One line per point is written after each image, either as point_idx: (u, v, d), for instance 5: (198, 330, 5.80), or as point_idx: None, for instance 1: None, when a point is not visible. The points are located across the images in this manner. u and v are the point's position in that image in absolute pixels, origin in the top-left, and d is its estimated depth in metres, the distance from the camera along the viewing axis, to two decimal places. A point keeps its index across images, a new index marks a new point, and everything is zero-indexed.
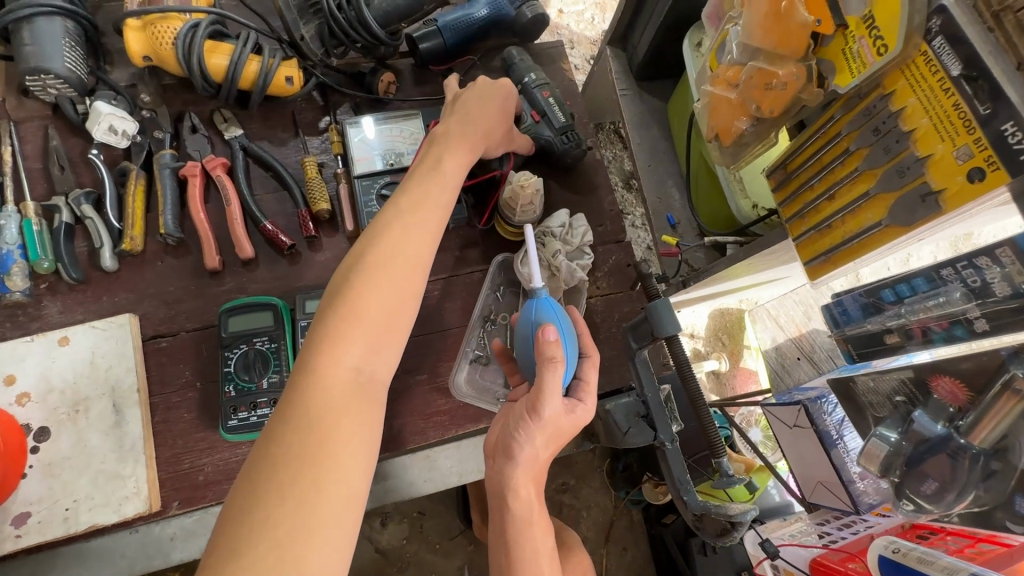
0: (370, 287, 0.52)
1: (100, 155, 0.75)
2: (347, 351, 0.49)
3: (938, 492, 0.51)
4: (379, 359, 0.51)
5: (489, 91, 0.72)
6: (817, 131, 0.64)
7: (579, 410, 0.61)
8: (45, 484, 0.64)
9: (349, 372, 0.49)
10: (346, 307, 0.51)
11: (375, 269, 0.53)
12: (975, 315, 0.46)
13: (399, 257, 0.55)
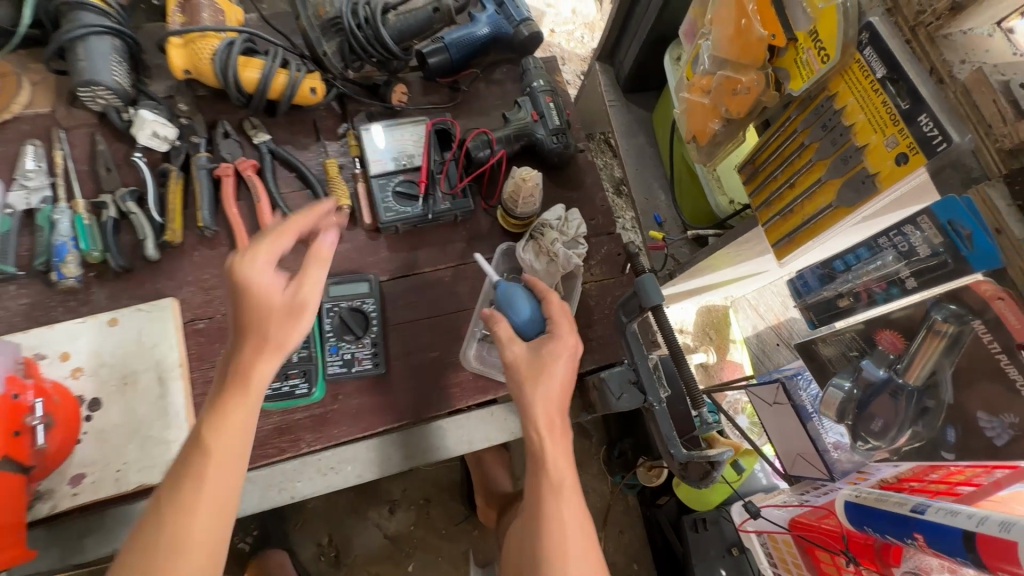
0: (198, 472, 0.51)
1: (143, 157, 0.84)
2: (189, 524, 0.49)
3: (884, 429, 0.61)
4: (225, 509, 0.52)
5: (245, 270, 0.56)
6: (778, 130, 0.74)
7: (543, 344, 0.69)
8: (98, 449, 0.71)
9: (190, 552, 0.49)
10: (179, 489, 0.50)
11: (206, 450, 0.52)
12: (904, 274, 0.56)
13: (232, 412, 0.54)
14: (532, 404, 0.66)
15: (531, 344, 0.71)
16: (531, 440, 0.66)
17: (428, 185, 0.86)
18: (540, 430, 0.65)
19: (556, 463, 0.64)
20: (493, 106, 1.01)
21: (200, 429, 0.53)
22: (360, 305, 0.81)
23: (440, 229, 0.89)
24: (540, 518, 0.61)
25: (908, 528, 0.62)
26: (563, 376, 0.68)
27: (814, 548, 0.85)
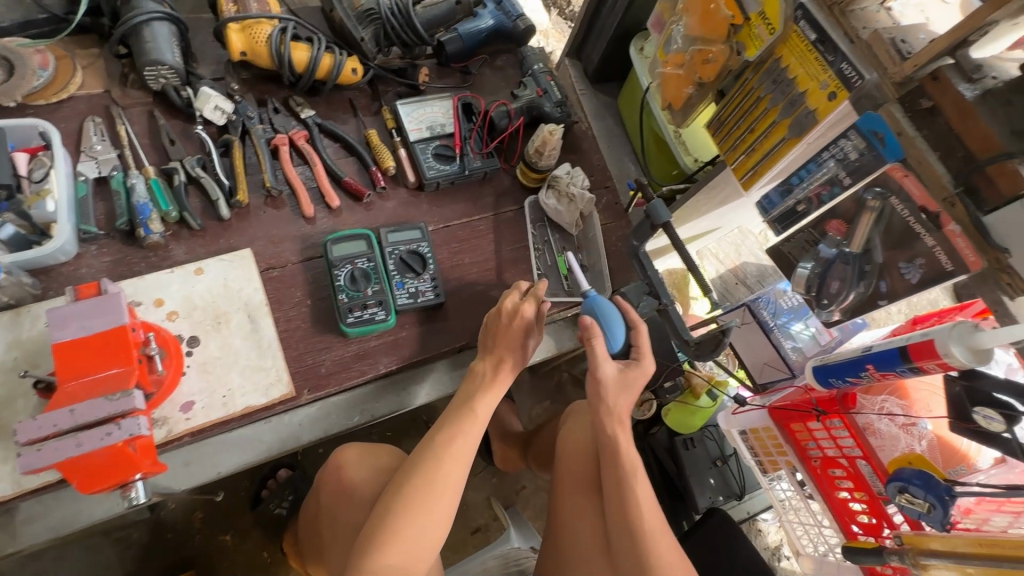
0: (455, 434, 0.79)
1: (205, 130, 0.93)
2: (438, 480, 0.76)
3: (837, 290, 0.85)
4: (455, 489, 0.77)
5: (519, 318, 0.86)
6: (736, 90, 0.97)
7: (629, 371, 0.89)
8: (202, 379, 0.79)
9: (445, 479, 0.76)
10: (446, 439, 0.79)
11: (456, 431, 0.80)
12: (843, 175, 0.80)
13: (491, 395, 0.84)
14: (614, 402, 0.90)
15: (620, 364, 0.90)
16: (609, 433, 0.90)
17: (462, 147, 1.03)
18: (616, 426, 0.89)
19: (629, 455, 0.89)
20: (499, 87, 1.18)
21: (458, 413, 0.81)
22: (416, 248, 0.95)
23: (472, 186, 1.05)
24: (623, 483, 0.88)
25: (863, 364, 0.84)
26: (634, 392, 0.91)
27: (792, 422, 1.08)
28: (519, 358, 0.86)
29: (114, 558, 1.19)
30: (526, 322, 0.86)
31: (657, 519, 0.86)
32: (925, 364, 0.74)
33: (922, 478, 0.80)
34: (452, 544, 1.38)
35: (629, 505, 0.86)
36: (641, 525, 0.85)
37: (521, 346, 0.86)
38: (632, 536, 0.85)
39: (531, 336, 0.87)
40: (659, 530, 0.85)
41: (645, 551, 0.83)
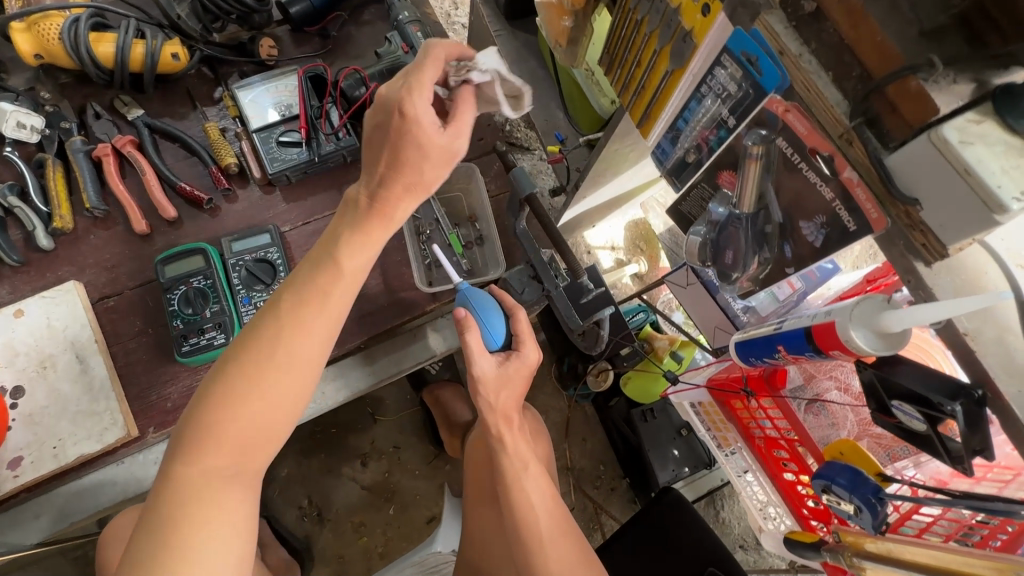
0: (285, 324, 0.54)
1: (15, 151, 0.83)
2: (276, 366, 0.54)
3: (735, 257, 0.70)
4: (303, 370, 0.55)
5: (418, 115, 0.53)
6: (618, 13, 0.78)
7: (509, 363, 0.75)
8: (31, 431, 0.74)
9: (267, 377, 0.53)
10: (303, 293, 0.55)
11: (288, 318, 0.54)
12: (726, 116, 0.62)
13: (368, 242, 0.58)
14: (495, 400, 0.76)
15: (500, 358, 0.76)
16: (494, 432, 0.78)
17: (310, 130, 0.89)
18: (499, 426, 0.77)
19: (518, 453, 0.78)
20: (367, 46, 1.01)
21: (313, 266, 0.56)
22: (265, 255, 0.84)
23: (333, 172, 0.92)
24: (511, 488, 0.76)
25: (773, 343, 0.70)
26: (517, 387, 0.78)
27: (730, 399, 0.95)
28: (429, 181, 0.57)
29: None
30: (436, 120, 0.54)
31: (554, 521, 0.76)
32: (830, 352, 0.59)
33: (849, 476, 0.67)
34: (407, 536, 1.36)
35: (521, 511, 0.75)
36: (535, 533, 0.74)
37: (431, 163, 0.56)
38: (524, 545, 0.74)
39: (447, 154, 0.56)
40: (552, 535, 0.74)
41: (542, 557, 0.72)
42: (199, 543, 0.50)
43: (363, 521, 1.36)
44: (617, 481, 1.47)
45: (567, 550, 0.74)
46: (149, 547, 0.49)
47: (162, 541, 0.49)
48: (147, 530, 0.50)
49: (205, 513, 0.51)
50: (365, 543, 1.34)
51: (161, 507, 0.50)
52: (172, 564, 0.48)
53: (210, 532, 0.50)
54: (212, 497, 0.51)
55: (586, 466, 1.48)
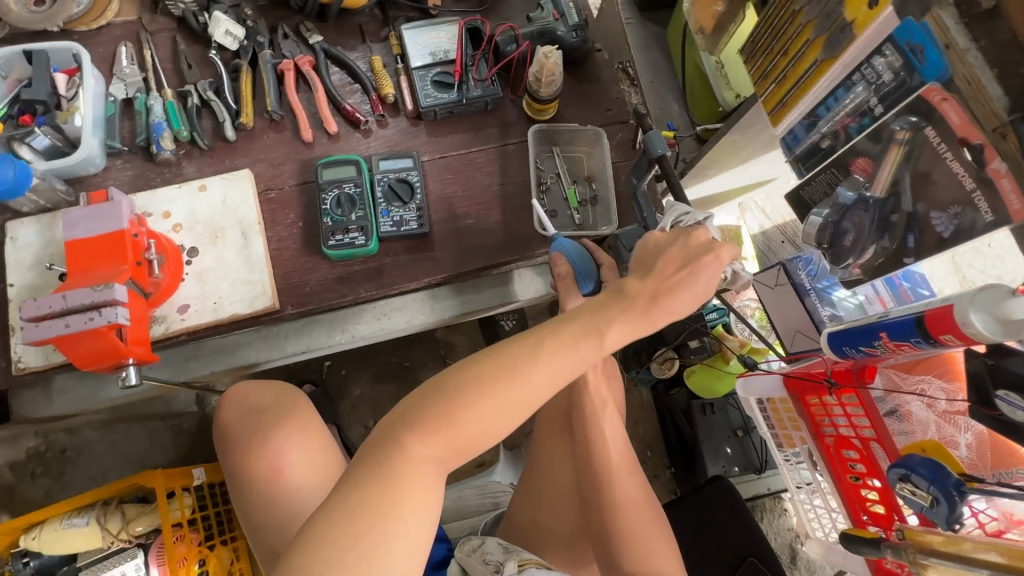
0: (540, 357, 0.63)
1: (218, 54, 0.97)
2: (516, 395, 0.61)
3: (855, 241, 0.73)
4: (532, 403, 0.63)
5: (713, 260, 0.69)
6: (773, 4, 0.82)
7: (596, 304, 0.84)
8: (198, 286, 0.87)
9: (511, 397, 0.61)
10: (561, 339, 0.64)
11: (546, 352, 0.63)
12: (873, 102, 0.68)
13: (628, 333, 0.67)
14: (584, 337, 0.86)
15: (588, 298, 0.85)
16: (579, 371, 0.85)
17: (462, 74, 0.98)
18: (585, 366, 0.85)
19: (597, 393, 0.85)
20: (519, 10, 1.10)
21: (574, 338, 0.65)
22: (406, 177, 0.95)
23: (473, 116, 1.01)
24: (588, 421, 0.84)
25: (874, 331, 0.72)
26: None
27: (806, 394, 0.98)
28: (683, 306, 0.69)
29: (169, 441, 1.39)
30: (712, 271, 0.69)
31: (623, 457, 0.82)
32: (941, 337, 0.62)
33: (930, 468, 0.70)
34: (457, 474, 1.44)
35: (594, 441, 0.82)
36: (604, 461, 0.81)
37: (706, 286, 0.69)
38: (593, 470, 0.81)
39: (708, 289, 0.70)
40: (623, 469, 0.81)
41: (608, 484, 0.79)
42: (406, 509, 0.56)
43: None
44: (662, 469, 1.51)
45: (631, 483, 0.80)
46: (365, 489, 0.55)
47: (380, 489, 0.56)
48: (362, 482, 0.56)
49: (408, 487, 0.56)
50: None
51: (377, 470, 0.57)
52: (379, 513, 0.54)
53: (413, 501, 0.56)
54: (412, 475, 0.57)
55: (634, 449, 1.52)
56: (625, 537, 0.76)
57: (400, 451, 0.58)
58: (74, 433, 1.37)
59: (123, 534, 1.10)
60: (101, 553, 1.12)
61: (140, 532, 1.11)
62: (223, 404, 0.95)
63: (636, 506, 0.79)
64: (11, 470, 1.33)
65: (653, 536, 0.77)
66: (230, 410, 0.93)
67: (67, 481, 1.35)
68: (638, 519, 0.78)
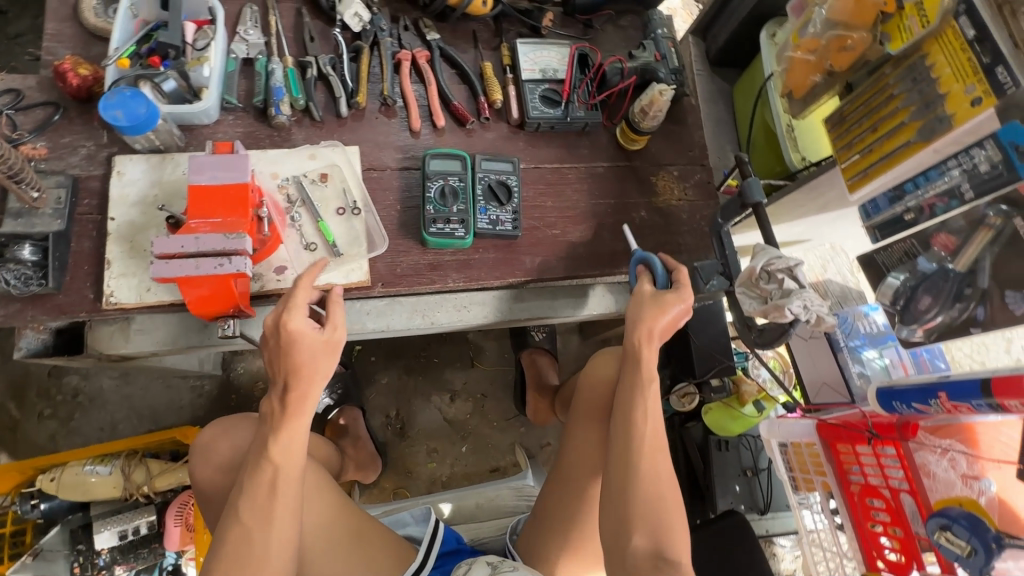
0: (256, 499, 0.69)
1: (342, 33, 1.01)
2: (259, 549, 0.67)
3: (929, 306, 0.88)
4: (281, 551, 0.68)
5: (290, 339, 0.71)
6: (869, 85, 0.91)
7: (664, 294, 0.87)
8: (296, 251, 0.87)
9: (270, 560, 0.67)
10: (260, 486, 0.69)
11: (257, 502, 0.69)
12: (965, 188, 0.78)
13: (301, 421, 0.72)
14: (637, 325, 0.87)
15: (655, 292, 0.89)
16: (634, 345, 0.87)
17: (569, 94, 1.04)
18: (641, 343, 0.85)
19: (646, 367, 0.86)
20: (619, 46, 1.18)
21: (257, 465, 0.70)
22: (505, 181, 0.98)
23: (571, 134, 1.06)
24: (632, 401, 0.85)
25: (933, 390, 0.81)
26: (672, 316, 0.86)
27: (837, 442, 1.05)
28: (313, 370, 0.73)
29: (187, 401, 1.36)
30: (304, 330, 0.72)
31: (659, 438, 0.84)
32: (1007, 402, 0.72)
33: (969, 521, 0.83)
34: (470, 476, 1.46)
35: (634, 418, 0.84)
36: (639, 441, 0.83)
37: (314, 354, 0.73)
38: (627, 450, 0.83)
39: (330, 345, 0.74)
40: (653, 445, 0.83)
41: (641, 461, 0.82)
42: None
43: (437, 448, 1.46)
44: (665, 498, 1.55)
45: (662, 462, 0.83)
46: None
47: None
48: None
49: None
50: (433, 468, 1.45)
51: None
52: None
53: None
54: None
55: None
56: (653, 512, 0.79)
57: None
58: (88, 378, 1.33)
59: (144, 488, 1.07)
60: (115, 506, 1.08)
61: (161, 490, 1.08)
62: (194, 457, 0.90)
63: (662, 485, 0.81)
64: (17, 407, 1.28)
65: (673, 513, 0.80)
66: (203, 468, 0.88)
67: (75, 426, 1.30)
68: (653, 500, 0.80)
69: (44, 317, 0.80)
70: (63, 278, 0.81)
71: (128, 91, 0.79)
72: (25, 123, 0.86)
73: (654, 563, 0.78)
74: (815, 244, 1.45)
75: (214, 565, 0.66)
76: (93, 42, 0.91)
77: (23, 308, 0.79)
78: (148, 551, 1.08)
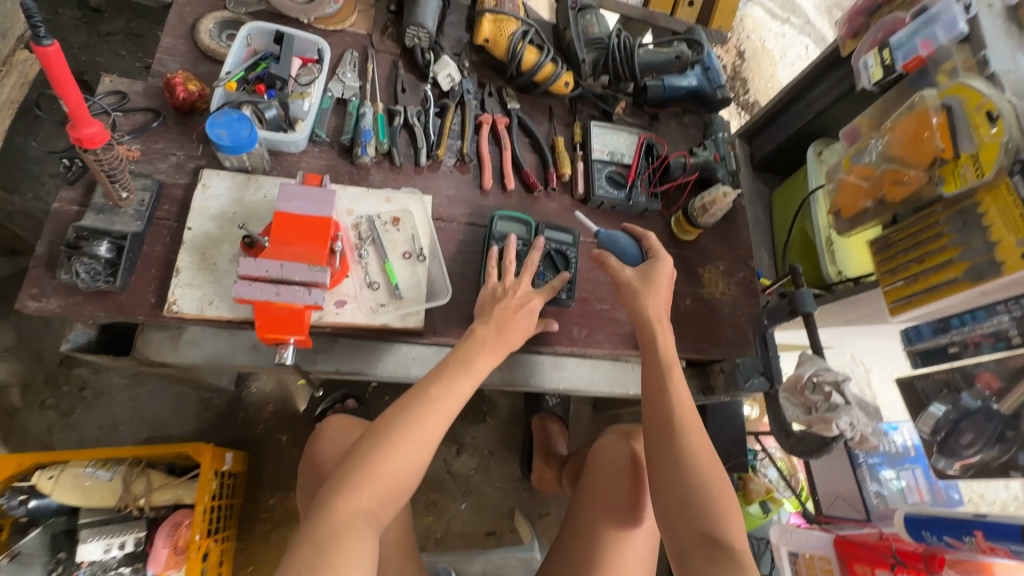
0: (433, 395, 0.72)
1: (432, 90, 1.07)
2: (419, 432, 0.69)
3: None
4: (423, 451, 0.70)
5: (523, 306, 0.85)
6: (919, 218, 0.97)
7: (649, 269, 0.93)
8: (358, 287, 0.88)
9: (417, 444, 0.69)
10: (430, 390, 0.73)
11: (430, 399, 0.72)
12: (1013, 333, 0.84)
13: (494, 358, 0.80)
14: (642, 310, 0.90)
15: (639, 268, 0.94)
16: (648, 328, 0.89)
17: (634, 179, 1.10)
18: (652, 314, 0.89)
19: (664, 351, 0.87)
20: (680, 141, 1.25)
21: (450, 373, 0.75)
22: (565, 250, 1.01)
23: (628, 216, 1.11)
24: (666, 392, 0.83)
25: (969, 527, 0.88)
26: (662, 288, 0.92)
27: (854, 561, 1.05)
28: (519, 330, 0.84)
29: (193, 413, 1.32)
30: (532, 311, 0.86)
31: (696, 421, 0.81)
32: None
33: None
34: (466, 535, 1.41)
35: (666, 402, 0.82)
36: (683, 420, 0.80)
37: (522, 328, 0.85)
38: (667, 432, 0.80)
39: (528, 329, 0.85)
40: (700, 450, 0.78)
41: (679, 444, 0.78)
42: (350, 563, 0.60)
43: (436, 500, 1.42)
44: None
45: (701, 444, 0.79)
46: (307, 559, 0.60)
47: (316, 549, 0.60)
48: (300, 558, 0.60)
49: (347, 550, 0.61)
50: (428, 521, 1.40)
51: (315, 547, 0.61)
52: None
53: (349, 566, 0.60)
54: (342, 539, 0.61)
55: None
56: (697, 494, 0.75)
57: (318, 526, 0.62)
58: (99, 373, 1.30)
59: (142, 501, 1.03)
60: (103, 517, 1.03)
61: (157, 504, 1.05)
62: (318, 437, 0.93)
63: (704, 466, 0.77)
64: (20, 392, 1.24)
65: (723, 506, 0.74)
66: (328, 446, 0.90)
67: (74, 421, 1.26)
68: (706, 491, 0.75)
69: (102, 314, 0.80)
70: (129, 279, 0.81)
71: (235, 113, 0.83)
72: (123, 124, 0.89)
73: (704, 548, 0.72)
74: (835, 353, 1.49)
75: (372, 445, 0.68)
76: (203, 60, 0.96)
77: (83, 302, 0.79)
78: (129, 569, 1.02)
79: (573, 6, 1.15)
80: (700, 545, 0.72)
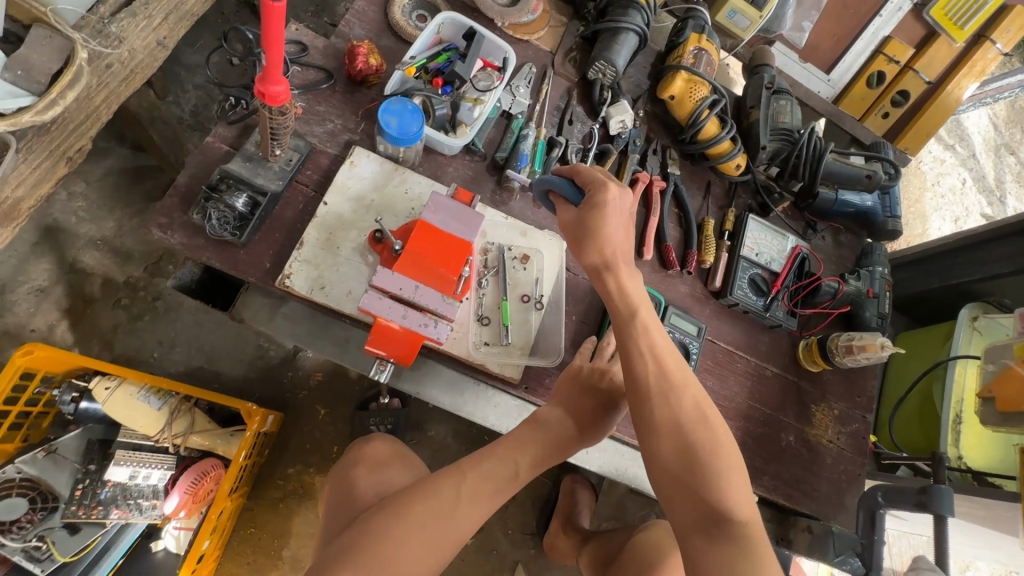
0: (502, 451, 0.77)
1: (598, 129, 0.99)
2: (471, 487, 0.73)
3: None
4: (481, 498, 0.73)
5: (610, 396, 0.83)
6: None
7: (588, 207, 0.74)
8: (467, 318, 0.82)
9: (476, 487, 0.73)
10: (499, 447, 0.78)
11: (496, 452, 0.77)
12: None
13: (573, 446, 0.80)
14: (586, 257, 0.75)
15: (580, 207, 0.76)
16: (599, 280, 0.76)
17: (778, 290, 1.00)
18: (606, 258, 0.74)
19: (626, 299, 0.74)
20: (830, 259, 1.13)
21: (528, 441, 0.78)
22: (687, 342, 0.93)
23: (756, 326, 1.01)
24: (629, 350, 0.72)
25: None
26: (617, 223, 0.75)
27: None
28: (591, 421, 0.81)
29: (246, 357, 1.31)
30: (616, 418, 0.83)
31: (679, 370, 0.71)
32: None
33: None
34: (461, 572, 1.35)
35: (638, 361, 0.71)
36: (648, 382, 0.69)
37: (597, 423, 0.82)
38: (638, 398, 0.70)
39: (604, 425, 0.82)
40: (677, 404, 0.69)
41: (655, 412, 0.68)
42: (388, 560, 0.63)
43: None
44: None
45: (687, 401, 0.69)
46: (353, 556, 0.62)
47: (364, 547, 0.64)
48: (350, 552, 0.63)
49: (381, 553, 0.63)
50: None
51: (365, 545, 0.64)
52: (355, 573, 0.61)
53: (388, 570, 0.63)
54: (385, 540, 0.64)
55: None
56: (686, 469, 0.66)
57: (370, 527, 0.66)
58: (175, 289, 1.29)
59: (179, 439, 1.02)
60: (137, 442, 1.01)
61: (191, 446, 1.03)
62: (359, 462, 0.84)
63: (690, 428, 0.68)
64: (101, 284, 1.26)
65: (718, 457, 0.66)
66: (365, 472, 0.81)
67: (138, 327, 1.26)
68: (692, 453, 0.66)
69: (216, 263, 0.76)
70: (252, 236, 0.78)
71: (411, 105, 0.78)
72: (295, 77, 0.86)
73: (704, 524, 0.64)
74: None
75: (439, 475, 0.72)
76: (386, 34, 0.92)
77: (203, 247, 0.76)
78: (148, 504, 1.00)
79: (767, 86, 1.07)
80: (699, 526, 0.64)
